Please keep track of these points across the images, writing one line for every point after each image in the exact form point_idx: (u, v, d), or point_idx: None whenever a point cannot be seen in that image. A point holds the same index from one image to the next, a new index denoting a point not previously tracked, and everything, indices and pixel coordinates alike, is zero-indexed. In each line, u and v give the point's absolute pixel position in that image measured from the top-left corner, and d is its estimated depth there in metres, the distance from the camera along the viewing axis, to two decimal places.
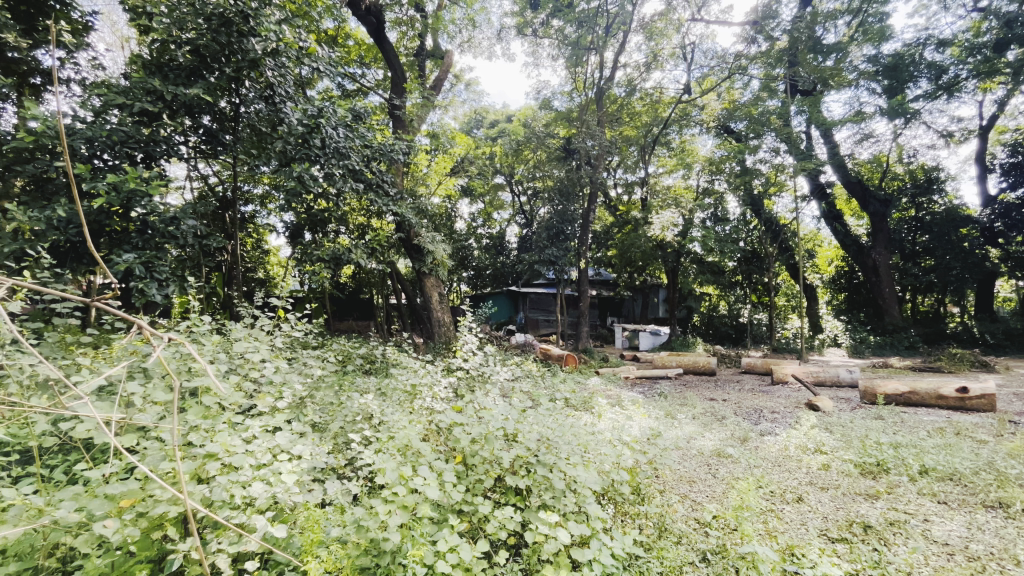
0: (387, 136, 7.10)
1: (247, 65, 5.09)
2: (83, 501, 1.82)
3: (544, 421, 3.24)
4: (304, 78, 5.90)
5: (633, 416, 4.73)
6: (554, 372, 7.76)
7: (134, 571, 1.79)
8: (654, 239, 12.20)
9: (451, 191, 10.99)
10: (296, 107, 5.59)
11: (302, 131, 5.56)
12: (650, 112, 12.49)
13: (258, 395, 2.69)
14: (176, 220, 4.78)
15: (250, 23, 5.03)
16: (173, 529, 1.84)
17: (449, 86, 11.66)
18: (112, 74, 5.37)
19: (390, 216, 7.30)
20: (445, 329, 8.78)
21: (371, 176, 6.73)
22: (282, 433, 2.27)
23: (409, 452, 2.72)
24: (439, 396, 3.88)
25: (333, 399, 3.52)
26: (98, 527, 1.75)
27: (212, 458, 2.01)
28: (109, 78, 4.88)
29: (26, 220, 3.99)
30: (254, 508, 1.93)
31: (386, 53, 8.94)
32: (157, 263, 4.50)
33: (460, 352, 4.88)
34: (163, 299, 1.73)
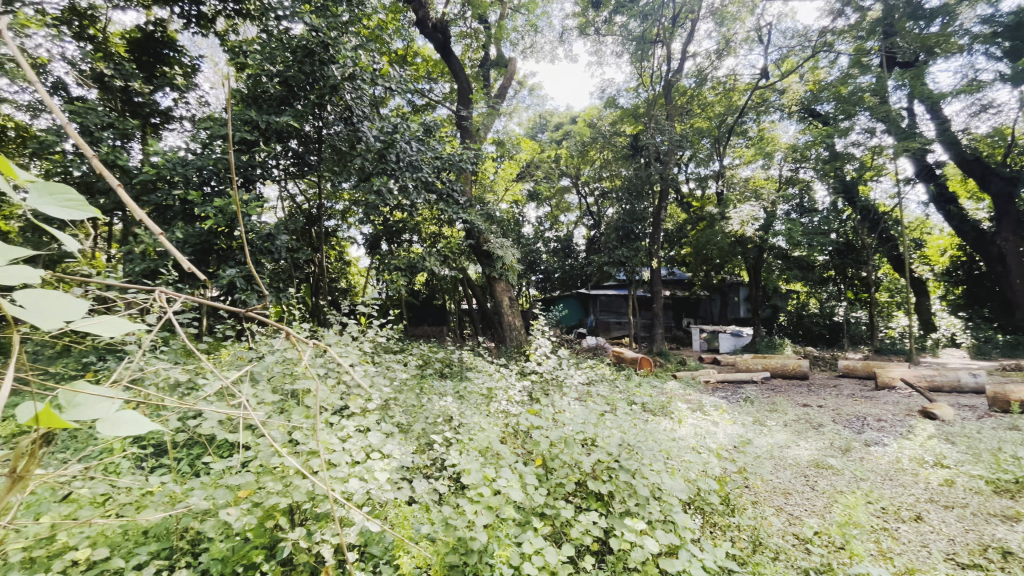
0: (456, 147, 7.34)
1: (328, 90, 5.40)
2: (209, 489, 2.06)
3: (624, 426, 3.16)
4: (379, 98, 6.27)
5: (718, 422, 4.47)
6: (628, 375, 7.56)
7: (251, 556, 1.98)
8: (733, 235, 11.49)
9: (517, 197, 11.17)
10: (373, 125, 5.92)
11: (379, 147, 5.93)
12: (724, 102, 12.05)
13: (351, 396, 2.88)
14: (271, 236, 5.24)
15: (329, 51, 5.40)
16: (283, 520, 2.01)
17: (512, 92, 11.77)
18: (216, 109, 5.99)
19: (460, 224, 7.52)
20: (516, 333, 8.88)
21: (442, 187, 7.00)
22: (374, 433, 2.41)
23: (490, 454, 2.77)
24: (514, 399, 3.93)
25: (415, 401, 3.68)
26: (221, 513, 1.96)
27: (313, 455, 2.18)
28: (214, 113, 5.48)
29: (152, 243, 4.60)
30: (352, 503, 2.07)
31: (452, 67, 9.25)
32: (255, 276, 5.01)
33: (533, 355, 4.89)
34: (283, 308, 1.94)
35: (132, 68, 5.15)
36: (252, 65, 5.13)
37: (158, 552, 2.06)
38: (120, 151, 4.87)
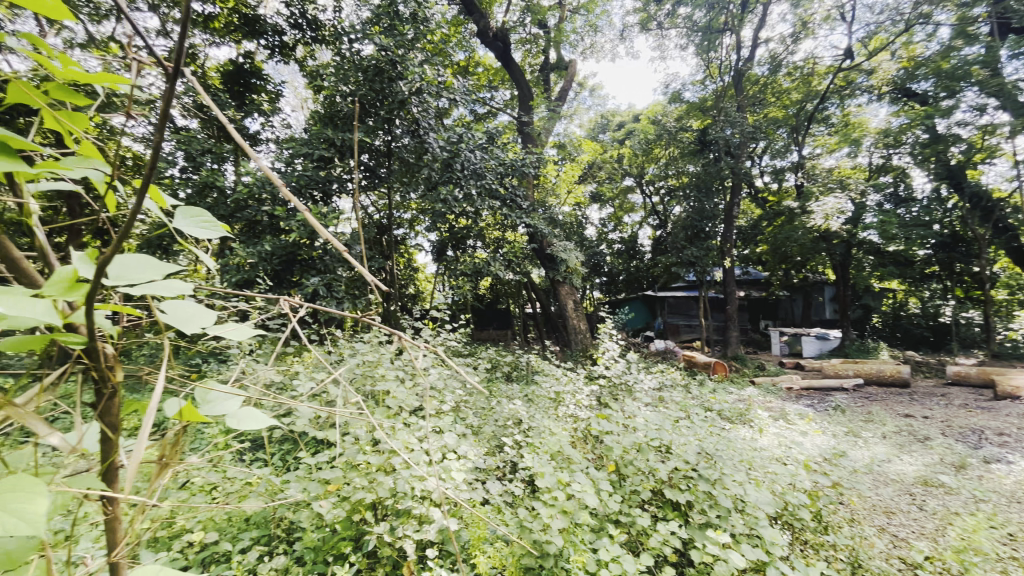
0: (518, 152, 7.42)
1: (396, 105, 5.69)
2: (304, 482, 2.23)
3: (701, 434, 3.04)
4: (445, 109, 6.47)
5: (805, 432, 4.17)
6: (701, 381, 7.21)
7: (340, 547, 2.12)
8: (816, 230, 10.64)
9: (580, 198, 11.06)
10: (439, 136, 6.07)
11: (445, 157, 6.13)
12: (802, 88, 11.26)
13: (426, 398, 3.00)
14: (347, 246, 5.58)
15: (398, 68, 5.66)
16: (368, 514, 2.13)
17: (573, 94, 11.66)
18: (297, 130, 6.48)
19: (523, 228, 7.59)
20: (582, 337, 8.78)
21: (506, 192, 7.13)
22: (449, 434, 2.49)
23: (561, 458, 2.76)
24: (583, 404, 3.88)
25: (485, 404, 3.75)
26: (314, 505, 2.11)
27: (395, 452, 2.30)
28: (295, 134, 5.94)
29: (245, 255, 5.07)
30: (431, 501, 2.15)
31: (513, 74, 9.37)
32: (335, 284, 5.38)
33: (601, 360, 4.82)
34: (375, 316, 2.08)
35: (226, 97, 5.68)
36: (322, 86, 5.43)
37: (259, 538, 2.25)
38: (218, 173, 5.40)
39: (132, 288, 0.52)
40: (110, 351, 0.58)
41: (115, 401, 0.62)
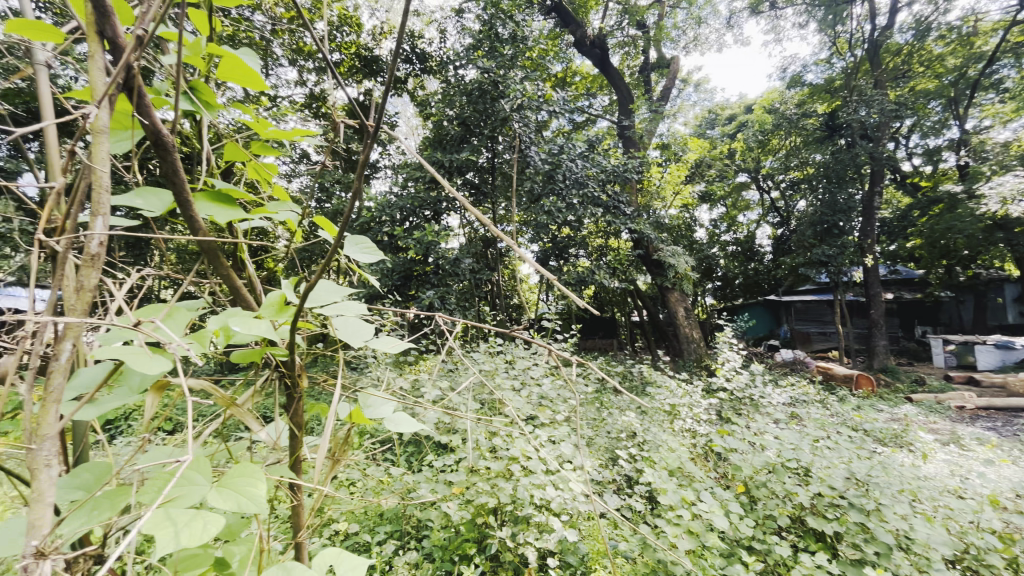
0: (621, 157, 7.27)
1: (498, 123, 5.89)
2: (433, 483, 2.41)
3: (847, 456, 2.71)
4: (546, 122, 6.57)
5: (987, 460, 3.47)
6: (841, 397, 6.35)
7: (465, 547, 2.24)
8: (989, 218, 8.89)
9: (687, 200, 10.45)
10: (540, 149, 6.19)
11: (547, 170, 6.20)
12: (960, 52, 9.57)
13: (541, 408, 3.04)
14: (457, 260, 5.92)
15: (500, 88, 5.93)
16: (491, 519, 2.24)
17: (676, 92, 11.08)
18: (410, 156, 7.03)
19: (628, 234, 7.41)
20: (695, 346, 8.25)
21: (608, 199, 7.02)
22: (566, 444, 2.51)
23: (682, 475, 2.64)
24: (702, 418, 3.65)
25: (596, 415, 3.69)
26: (442, 506, 2.26)
27: (515, 460, 2.39)
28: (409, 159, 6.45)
29: (370, 273, 5.61)
30: (551, 510, 2.18)
31: (612, 80, 9.30)
32: (447, 296, 5.75)
33: (720, 371, 4.47)
34: (514, 331, 2.15)
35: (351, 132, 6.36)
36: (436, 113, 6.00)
37: (393, 532, 2.45)
38: (346, 201, 6.06)
39: (325, 310, 0.62)
40: (303, 365, 0.70)
41: (306, 403, 0.74)
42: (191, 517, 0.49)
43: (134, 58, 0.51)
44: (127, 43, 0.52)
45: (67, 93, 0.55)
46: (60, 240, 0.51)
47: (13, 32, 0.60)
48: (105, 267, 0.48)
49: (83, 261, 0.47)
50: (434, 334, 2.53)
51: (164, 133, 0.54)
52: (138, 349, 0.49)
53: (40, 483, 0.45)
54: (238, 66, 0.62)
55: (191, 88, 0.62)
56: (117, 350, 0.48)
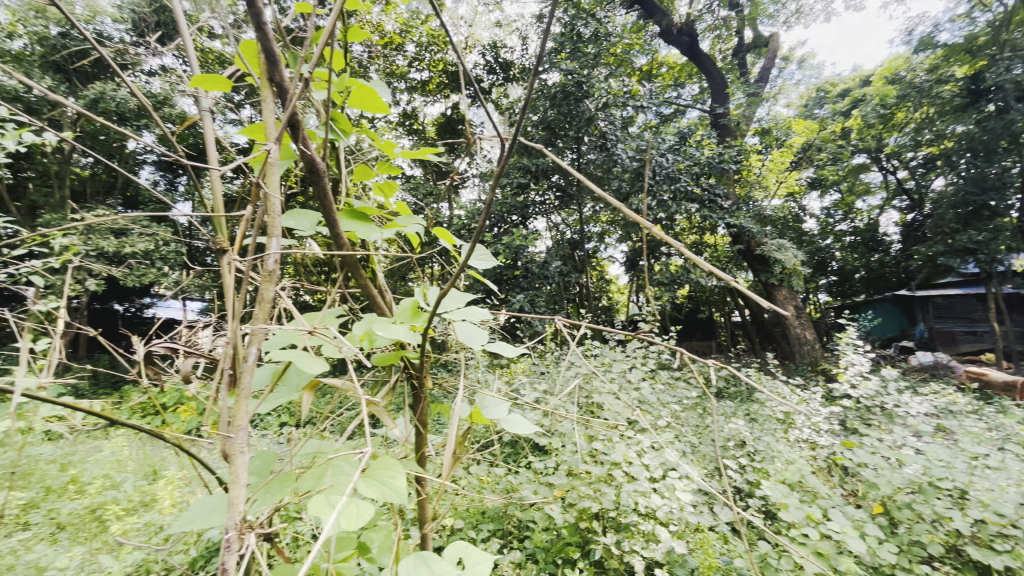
0: (716, 147, 6.83)
1: (583, 123, 5.91)
2: (535, 485, 2.44)
3: (1017, 478, 2.29)
4: (632, 118, 6.36)
5: None
6: (1002, 409, 5.37)
7: (568, 551, 2.25)
8: None
9: (793, 188, 9.54)
10: (628, 146, 6.01)
11: (635, 168, 5.98)
12: None
13: (643, 412, 2.94)
14: (545, 263, 6.00)
15: (584, 88, 5.95)
16: (595, 524, 2.22)
17: (776, 71, 10.11)
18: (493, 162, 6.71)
19: (726, 229, 6.92)
20: (808, 348, 7.48)
21: (703, 193, 6.63)
22: (670, 451, 2.41)
23: (804, 489, 2.41)
24: (822, 427, 3.31)
25: (699, 421, 3.48)
26: (545, 508, 2.28)
27: (617, 465, 2.34)
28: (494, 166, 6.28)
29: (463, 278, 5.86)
30: (657, 519, 2.11)
31: (704, 67, 8.77)
32: (536, 298, 5.82)
33: (843, 376, 4.00)
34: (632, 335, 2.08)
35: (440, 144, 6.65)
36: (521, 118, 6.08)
37: (496, 531, 2.53)
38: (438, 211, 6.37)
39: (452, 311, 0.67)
40: (429, 367, 0.75)
41: (430, 402, 0.78)
42: (347, 504, 0.55)
43: (297, 99, 0.60)
44: (291, 86, 0.60)
45: (243, 133, 0.65)
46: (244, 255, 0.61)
47: (193, 87, 0.72)
48: (279, 281, 0.56)
49: (262, 279, 0.54)
50: (562, 336, 2.34)
51: (319, 160, 0.61)
52: (303, 352, 0.56)
53: (236, 467, 0.53)
54: (370, 93, 0.69)
55: (333, 120, 0.71)
56: (288, 353, 0.55)
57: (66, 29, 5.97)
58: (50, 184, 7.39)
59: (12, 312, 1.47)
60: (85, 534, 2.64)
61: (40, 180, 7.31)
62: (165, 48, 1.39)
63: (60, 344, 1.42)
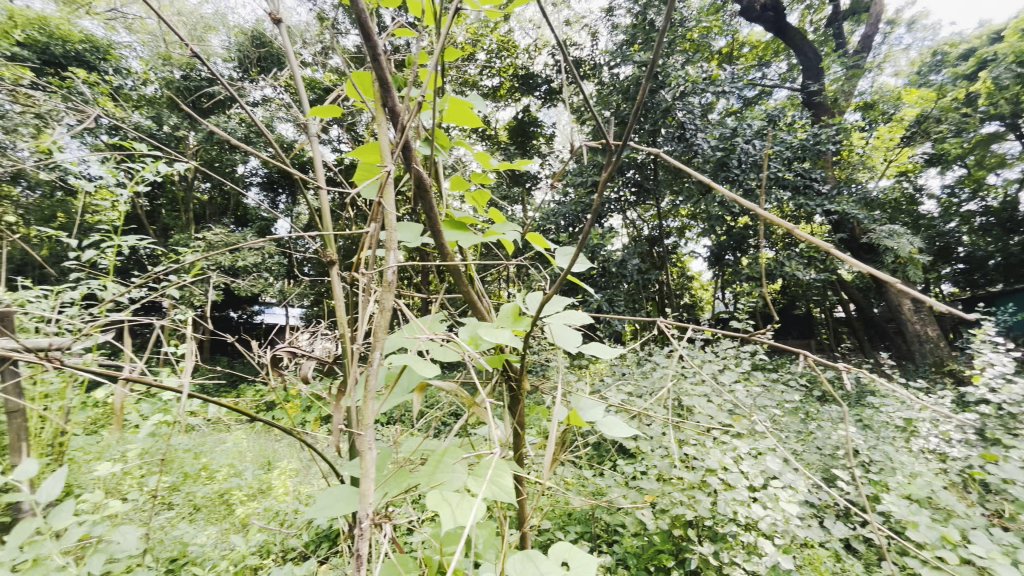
0: (809, 128, 6.27)
1: (661, 114, 5.72)
2: (624, 489, 2.39)
3: None
4: (711, 105, 6.03)
5: None
6: None
7: (662, 558, 2.19)
8: None
9: (906, 165, 8.46)
10: (709, 135, 5.70)
11: (719, 156, 5.63)
12: None
13: (737, 416, 2.77)
14: (623, 261, 5.85)
15: (660, 78, 5.74)
16: (691, 532, 2.14)
17: (878, 38, 9.04)
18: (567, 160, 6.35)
19: (824, 216, 6.32)
20: (932, 347, 6.56)
21: (797, 179, 6.11)
22: (771, 458, 2.25)
23: (936, 506, 2.14)
24: (955, 436, 2.90)
25: (802, 427, 3.20)
26: (636, 513, 2.23)
27: (712, 471, 2.23)
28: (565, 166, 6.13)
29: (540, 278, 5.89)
30: (760, 531, 1.99)
31: (792, 41, 8.12)
32: (615, 298, 5.69)
33: (980, 379, 3.47)
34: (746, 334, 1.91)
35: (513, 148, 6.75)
36: (592, 115, 5.99)
37: (583, 533, 2.51)
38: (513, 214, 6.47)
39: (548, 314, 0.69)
40: (527, 369, 0.77)
41: (528, 404, 0.81)
42: (460, 501, 0.58)
43: (406, 120, 0.65)
44: (401, 108, 0.66)
45: (355, 155, 0.71)
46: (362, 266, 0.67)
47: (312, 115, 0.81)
48: (397, 291, 0.61)
49: (382, 288, 0.59)
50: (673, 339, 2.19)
51: (427, 174, 0.66)
52: (416, 356, 0.61)
53: (366, 462, 0.58)
54: (465, 108, 0.73)
55: (431, 137, 0.76)
56: (405, 357, 0.60)
57: (187, 73, 6.85)
58: (178, 208, 8.50)
59: (159, 319, 1.71)
60: (217, 515, 3.01)
61: (170, 205, 8.45)
62: (268, 81, 1.55)
63: (196, 349, 1.62)
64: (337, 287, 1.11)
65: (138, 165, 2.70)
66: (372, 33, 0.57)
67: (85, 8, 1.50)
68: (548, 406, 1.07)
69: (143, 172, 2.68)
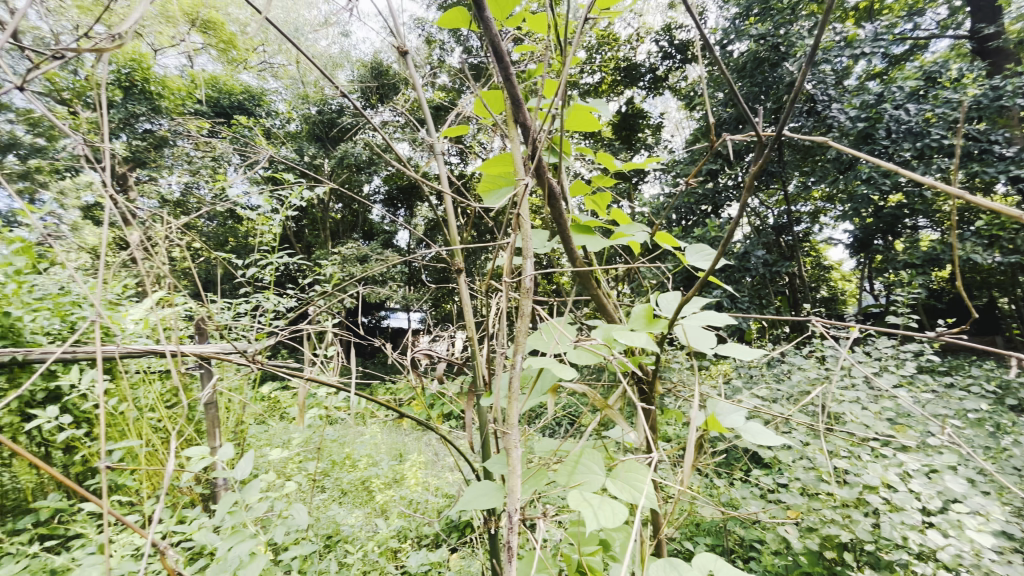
0: (986, 80, 5.17)
1: (784, 90, 5.08)
2: (764, 502, 2.20)
3: None
4: (846, 70, 5.30)
5: None
6: None
7: None
8: None
9: None
10: (847, 105, 5.02)
11: (861, 128, 4.91)
12: None
13: (900, 425, 2.40)
14: (746, 254, 5.39)
15: (782, 50, 5.14)
16: (848, 556, 1.90)
17: None
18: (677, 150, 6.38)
19: (1011, 185, 5.18)
20: None
21: (968, 144, 5.10)
22: (953, 478, 1.91)
23: None
24: None
25: (993, 442, 2.65)
26: (778, 530, 2.04)
27: (872, 489, 1.95)
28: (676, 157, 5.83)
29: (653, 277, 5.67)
30: (940, 563, 1.70)
31: None
32: (737, 295, 5.26)
33: None
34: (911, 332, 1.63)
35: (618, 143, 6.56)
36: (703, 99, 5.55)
37: (715, 546, 2.37)
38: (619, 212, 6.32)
39: (685, 315, 0.68)
40: (660, 372, 0.76)
41: (661, 408, 0.79)
42: (601, 502, 0.59)
43: (535, 132, 0.69)
44: (530, 121, 0.69)
45: (488, 171, 0.77)
46: (501, 274, 0.72)
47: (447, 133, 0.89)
48: (534, 297, 0.64)
49: (519, 294, 0.63)
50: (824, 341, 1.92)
51: (554, 183, 0.69)
52: (554, 358, 0.63)
53: (511, 458, 0.62)
54: (587, 112, 0.75)
55: (558, 145, 0.79)
56: (542, 358, 0.63)
57: (321, 109, 7.81)
58: (318, 228, 9.71)
59: (310, 326, 1.96)
60: (360, 499, 3.37)
61: (311, 226, 9.69)
62: (391, 107, 1.71)
63: (342, 351, 1.84)
64: (465, 294, 1.18)
65: (287, 193, 3.13)
66: (502, 54, 0.62)
67: (246, 63, 1.78)
68: (679, 409, 1.03)
69: (291, 199, 3.10)
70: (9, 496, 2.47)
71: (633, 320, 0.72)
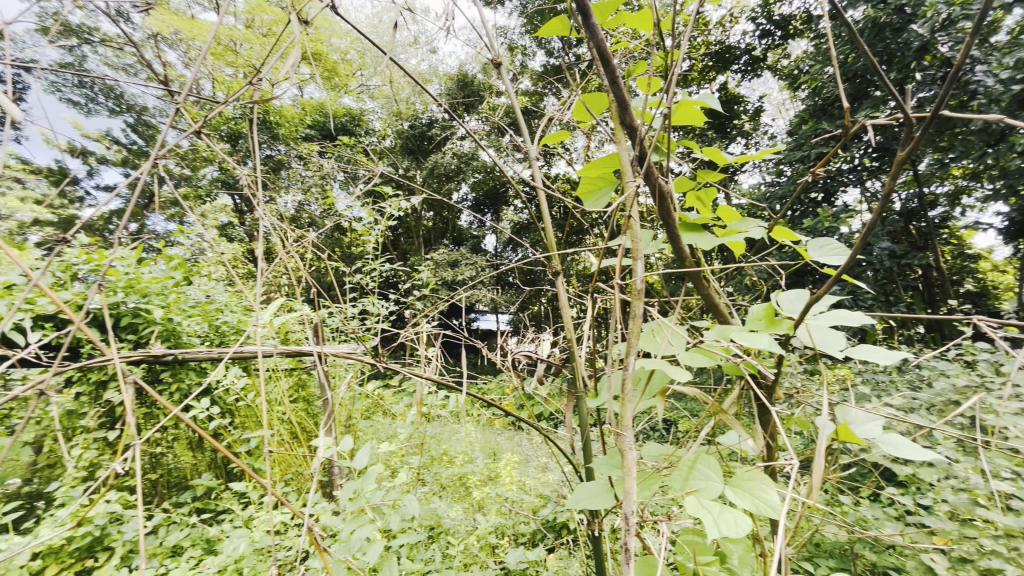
0: None
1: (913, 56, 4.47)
2: (902, 526, 1.95)
3: None
4: (993, 25, 4.52)
5: None
6: None
7: None
8: None
9: None
10: (998, 66, 4.28)
11: (1017, 91, 4.15)
12: None
13: None
14: (868, 246, 4.81)
15: (908, 12, 4.54)
16: None
17: None
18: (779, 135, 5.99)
19: None
20: None
21: None
22: None
23: None
24: None
25: None
26: (922, 558, 1.79)
27: None
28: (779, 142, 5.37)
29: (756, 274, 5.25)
30: None
31: None
32: (859, 292, 4.70)
33: None
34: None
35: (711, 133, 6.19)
36: (811, 76, 5.05)
37: (840, 570, 2.14)
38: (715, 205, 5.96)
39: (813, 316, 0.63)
40: (781, 376, 0.71)
41: (782, 415, 0.74)
42: (723, 511, 0.57)
43: (641, 133, 0.68)
44: (636, 122, 0.69)
45: (592, 173, 0.78)
46: (610, 274, 0.72)
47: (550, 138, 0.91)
48: (646, 299, 0.63)
49: (631, 295, 0.63)
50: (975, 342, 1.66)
51: (663, 181, 0.68)
52: (667, 360, 0.62)
53: (626, 460, 0.62)
54: (693, 107, 0.73)
55: (665, 142, 0.77)
56: (654, 360, 0.63)
57: (414, 123, 8.28)
58: (412, 236, 10.29)
59: (411, 329, 2.09)
60: (459, 494, 3.52)
61: (406, 234, 10.32)
62: (482, 117, 1.77)
63: (441, 352, 1.94)
64: (564, 296, 1.20)
65: (387, 205, 3.37)
66: (608, 59, 0.62)
67: (349, 89, 1.94)
68: (802, 417, 0.95)
69: (390, 210, 3.33)
70: (173, 473, 2.93)
71: (751, 321, 0.69)
